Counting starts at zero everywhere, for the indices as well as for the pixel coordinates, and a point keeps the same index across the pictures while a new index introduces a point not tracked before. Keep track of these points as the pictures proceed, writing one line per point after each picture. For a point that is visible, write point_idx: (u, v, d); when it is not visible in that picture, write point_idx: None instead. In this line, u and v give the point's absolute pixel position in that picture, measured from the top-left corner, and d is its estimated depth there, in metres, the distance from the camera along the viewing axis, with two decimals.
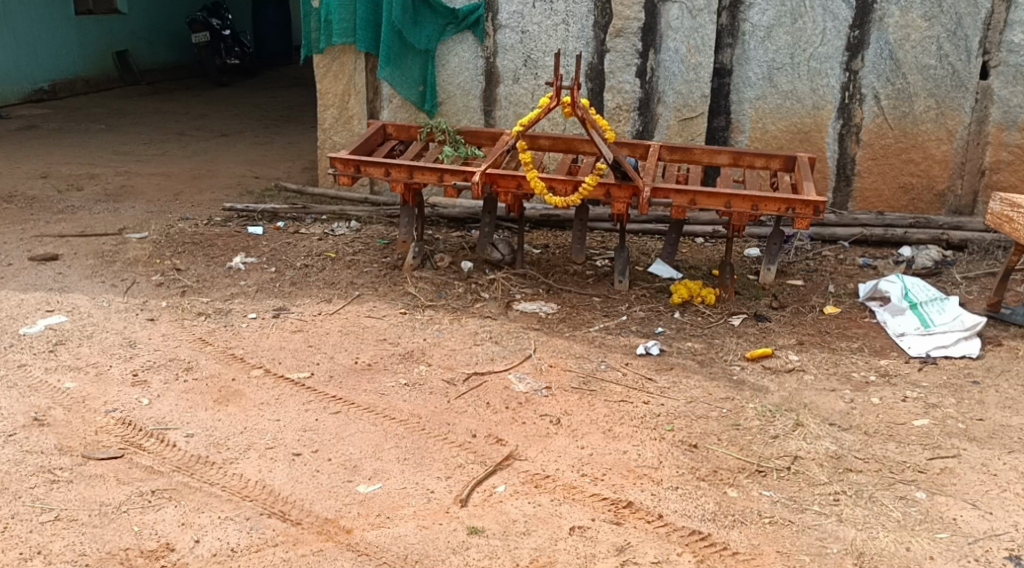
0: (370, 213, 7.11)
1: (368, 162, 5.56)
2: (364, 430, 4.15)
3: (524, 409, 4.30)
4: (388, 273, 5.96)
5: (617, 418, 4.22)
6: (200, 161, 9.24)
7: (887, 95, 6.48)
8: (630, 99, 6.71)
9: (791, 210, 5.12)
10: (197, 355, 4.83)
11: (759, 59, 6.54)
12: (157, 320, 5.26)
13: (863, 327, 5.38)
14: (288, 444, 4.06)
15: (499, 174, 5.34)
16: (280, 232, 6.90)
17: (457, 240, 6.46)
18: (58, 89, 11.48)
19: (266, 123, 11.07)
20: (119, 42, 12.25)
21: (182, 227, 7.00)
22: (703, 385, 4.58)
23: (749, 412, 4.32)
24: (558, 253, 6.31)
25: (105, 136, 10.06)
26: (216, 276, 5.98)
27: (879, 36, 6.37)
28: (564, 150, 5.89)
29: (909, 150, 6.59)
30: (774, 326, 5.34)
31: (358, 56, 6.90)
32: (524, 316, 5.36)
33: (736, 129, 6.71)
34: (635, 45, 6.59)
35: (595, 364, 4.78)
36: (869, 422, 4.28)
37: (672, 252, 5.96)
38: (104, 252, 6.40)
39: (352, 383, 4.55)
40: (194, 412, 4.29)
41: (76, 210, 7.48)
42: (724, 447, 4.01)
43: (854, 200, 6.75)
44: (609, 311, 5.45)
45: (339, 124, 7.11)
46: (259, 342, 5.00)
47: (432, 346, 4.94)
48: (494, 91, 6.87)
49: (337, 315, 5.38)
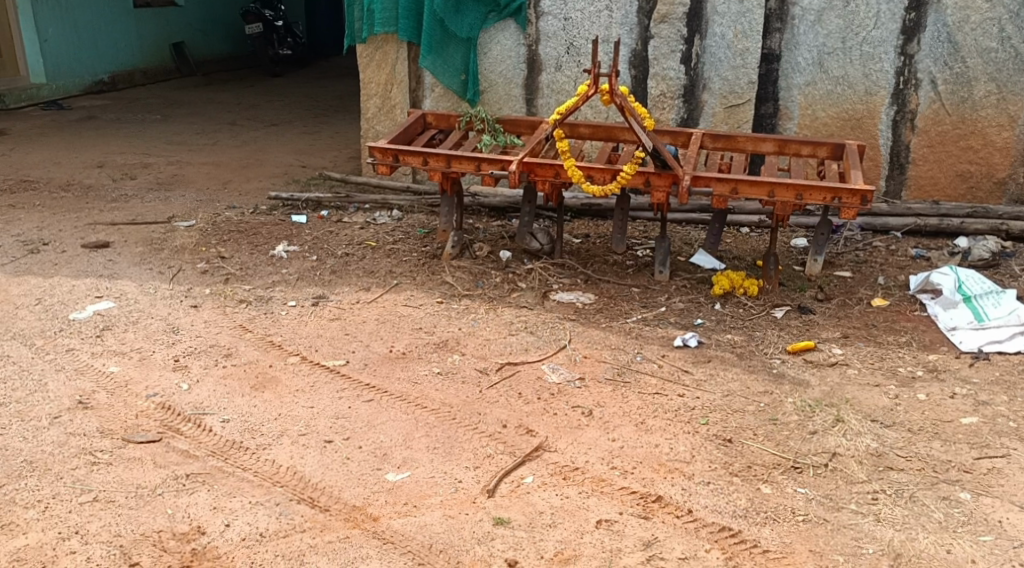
0: (412, 203, 7.09)
1: (407, 151, 5.54)
2: (395, 418, 4.08)
3: (557, 400, 4.24)
4: (427, 262, 5.94)
5: (651, 411, 4.15)
6: (250, 150, 9.31)
7: (944, 79, 6.27)
8: (675, 86, 6.60)
9: (838, 200, 4.97)
10: (237, 341, 4.81)
11: (810, 43, 6.36)
12: (200, 307, 5.29)
13: (912, 320, 5.22)
14: (321, 430, 3.98)
15: (537, 163, 5.28)
16: (323, 220, 6.92)
17: (497, 230, 6.42)
18: (118, 80, 11.65)
19: (316, 112, 11.13)
20: (175, 34, 12.40)
21: (229, 215, 7.04)
22: (741, 378, 4.49)
23: (788, 406, 4.21)
24: (598, 243, 6.24)
25: (160, 126, 10.18)
26: (259, 264, 6.01)
27: (936, 18, 6.16)
28: (605, 138, 5.80)
29: (967, 136, 6.38)
30: (818, 318, 5.21)
31: (400, 45, 6.90)
32: (561, 306, 5.30)
33: (785, 116, 6.55)
34: (680, 31, 6.47)
35: (631, 356, 4.70)
36: (914, 419, 4.14)
37: (716, 241, 5.89)
38: (153, 240, 6.46)
39: (386, 371, 4.51)
40: (231, 398, 4.22)
41: (129, 199, 7.57)
42: (760, 442, 3.91)
43: (908, 189, 6.57)
44: (648, 302, 5.36)
45: (382, 113, 7.10)
46: (298, 329, 4.99)
47: (467, 336, 4.90)
48: (537, 78, 6.79)
49: (374, 304, 5.36)
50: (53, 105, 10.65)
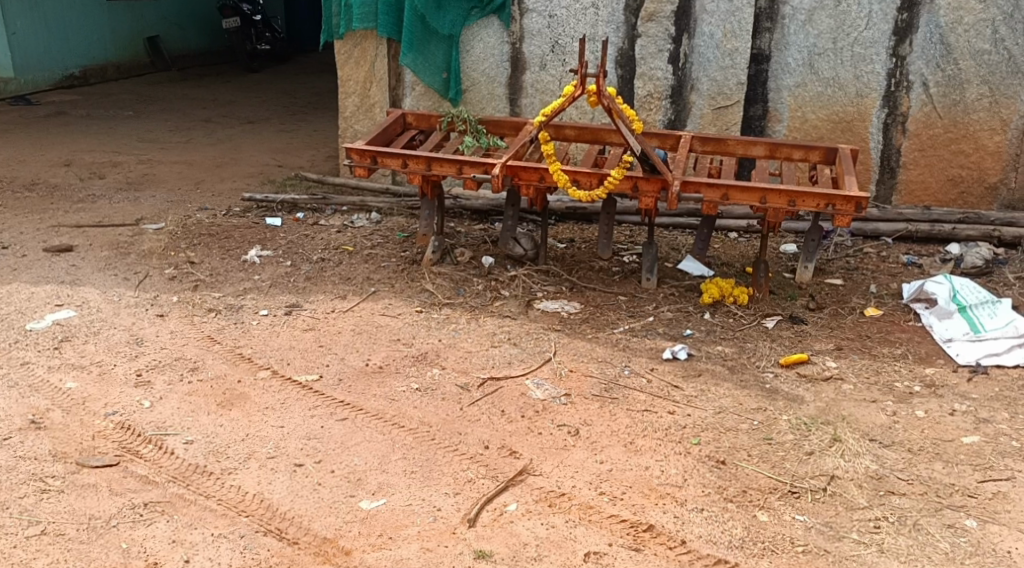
0: (392, 205, 6.87)
1: (385, 152, 5.32)
2: (370, 439, 3.86)
3: (542, 419, 4.04)
4: (406, 268, 5.73)
5: (640, 430, 3.95)
6: (225, 149, 9.05)
7: (936, 81, 6.10)
8: (662, 86, 6.41)
9: (831, 207, 4.80)
10: (204, 355, 4.57)
11: (800, 44, 6.18)
12: (166, 316, 5.05)
13: (907, 331, 5.05)
14: (291, 453, 3.76)
15: (521, 167, 5.08)
16: (298, 223, 6.69)
17: (479, 234, 6.22)
18: (89, 75, 11.35)
19: (293, 110, 10.88)
20: (149, 27, 12.09)
21: (200, 217, 6.80)
22: (733, 394, 4.30)
23: (782, 425, 4.03)
24: (583, 248, 6.04)
25: (131, 123, 9.90)
26: (230, 270, 5.78)
27: (929, 19, 5.99)
28: (591, 140, 5.61)
29: (959, 140, 6.22)
30: (811, 329, 5.04)
31: (380, 42, 6.67)
32: (545, 316, 5.10)
33: (774, 118, 6.37)
34: (668, 29, 6.28)
35: (618, 370, 4.50)
36: (913, 438, 3.96)
37: (704, 247, 5.69)
38: (119, 244, 6.21)
39: (362, 387, 4.28)
40: (195, 417, 3.99)
41: (96, 199, 7.31)
42: (755, 464, 3.72)
43: (899, 194, 6.40)
44: (635, 311, 5.17)
45: (361, 112, 6.88)
46: (269, 341, 4.76)
47: (448, 348, 4.69)
48: (520, 77, 6.58)
49: (350, 313, 5.14)
50: (20, 101, 10.35)
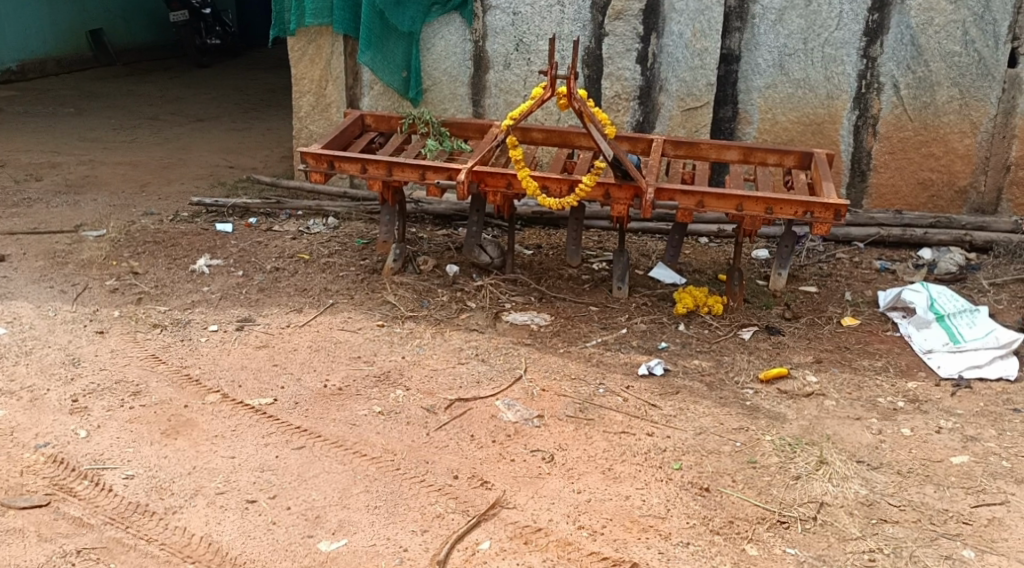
0: (350, 209, 6.60)
1: (343, 157, 5.04)
2: (329, 470, 3.60)
3: (514, 443, 3.81)
4: (366, 277, 5.47)
5: (618, 455, 3.74)
6: (174, 149, 8.70)
7: (907, 83, 5.93)
8: (630, 87, 6.18)
9: (810, 214, 4.61)
10: (148, 377, 4.31)
11: (770, 44, 5.98)
12: (107, 334, 4.77)
13: (886, 342, 4.85)
14: (243, 488, 3.48)
15: (488, 172, 4.84)
16: (251, 229, 6.39)
17: (442, 240, 5.98)
18: (29, 70, 10.90)
19: (245, 107, 10.53)
20: (93, 21, 11.64)
21: (144, 223, 6.47)
22: (713, 413, 4.10)
23: (766, 446, 3.83)
24: (551, 254, 5.82)
25: (72, 122, 9.50)
26: (177, 281, 5.48)
27: (900, 19, 5.81)
28: (559, 144, 5.38)
29: (929, 143, 6.05)
30: (788, 340, 4.84)
31: (336, 39, 6.39)
32: (514, 329, 4.86)
33: (744, 120, 6.17)
34: (636, 28, 6.05)
35: (593, 388, 4.28)
36: (902, 459, 3.78)
37: (675, 254, 5.49)
38: (56, 253, 5.88)
39: (320, 411, 4.02)
40: (137, 448, 3.72)
41: (33, 203, 6.95)
42: (740, 492, 3.53)
43: (870, 197, 6.23)
44: (608, 323, 4.95)
45: (316, 111, 6.59)
46: (219, 361, 4.49)
47: (411, 366, 4.44)
48: (483, 77, 6.34)
49: (307, 328, 4.86)
50: None
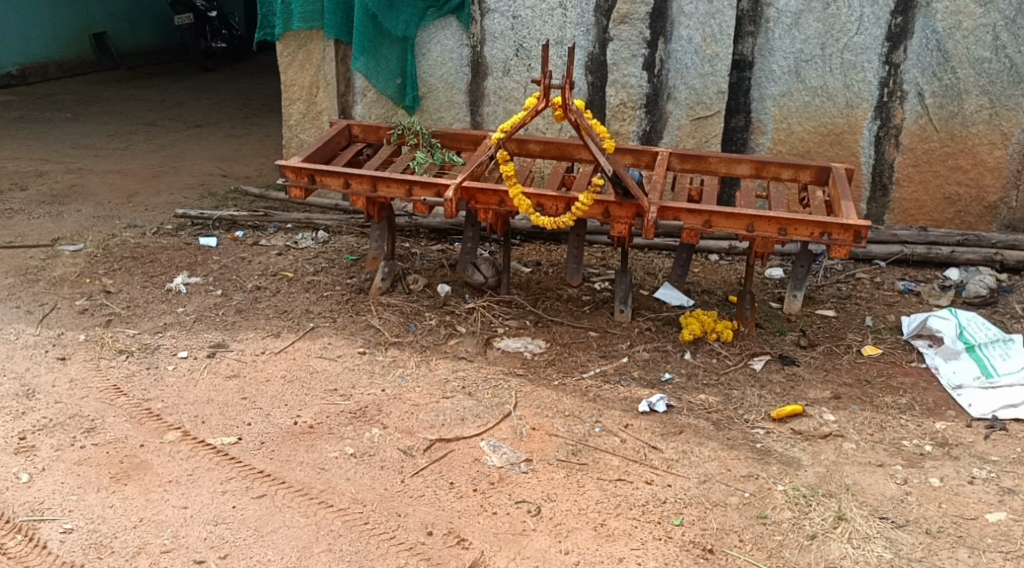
0: (340, 222, 6.23)
1: (324, 171, 4.68)
2: (290, 524, 3.36)
3: (497, 493, 3.51)
4: (351, 298, 5.11)
5: (612, 508, 3.43)
6: (168, 156, 8.37)
7: (932, 91, 5.52)
8: (636, 95, 5.80)
9: (827, 236, 4.22)
10: (105, 411, 3.98)
11: (785, 50, 5.58)
12: (69, 360, 4.44)
13: (910, 374, 4.44)
14: (191, 545, 3.27)
15: (478, 189, 4.48)
16: (236, 243, 6.05)
17: (437, 257, 5.62)
18: (28, 74, 10.63)
19: (246, 113, 10.21)
20: (96, 24, 11.35)
21: (124, 237, 6.14)
22: (719, 457, 3.72)
23: (777, 498, 3.47)
24: (550, 272, 5.46)
25: (65, 127, 9.21)
26: (151, 300, 5.15)
27: (925, 23, 5.41)
28: (558, 157, 5.02)
29: (956, 155, 5.63)
30: (803, 372, 4.43)
31: (327, 43, 6.03)
32: (505, 357, 4.50)
33: (757, 130, 5.77)
34: (642, 33, 5.67)
35: (587, 427, 3.91)
36: (930, 515, 3.42)
37: (682, 274, 5.10)
38: (28, 269, 5.56)
39: (286, 453, 3.72)
40: (81, 495, 3.48)
41: (14, 214, 6.64)
42: (748, 554, 3.23)
43: (891, 213, 5.82)
44: (607, 352, 4.57)
45: (306, 120, 6.25)
46: (184, 393, 4.15)
47: (391, 401, 4.08)
48: (481, 84, 5.98)
49: (283, 355, 4.51)
50: None
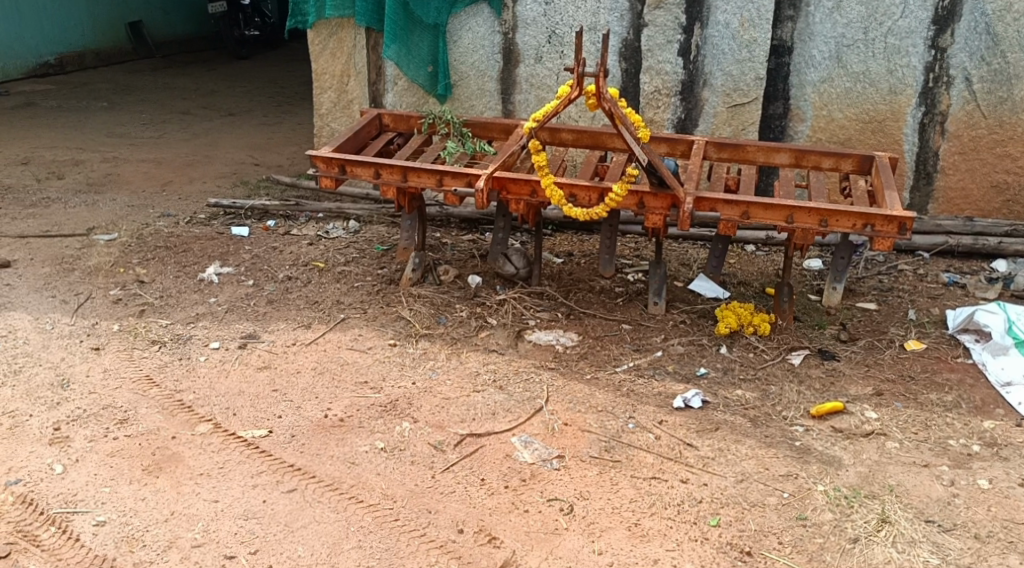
0: (371, 212, 6.18)
1: (355, 161, 4.62)
2: (321, 520, 3.31)
3: (530, 489, 3.44)
4: (381, 289, 5.06)
5: (648, 507, 3.35)
6: (202, 145, 8.36)
7: (980, 76, 5.35)
8: (671, 81, 5.67)
9: (870, 227, 4.09)
10: (137, 402, 3.96)
11: (826, 34, 5.42)
12: (103, 350, 4.42)
13: (956, 371, 4.30)
14: (222, 540, 3.23)
15: (510, 179, 4.40)
16: (268, 233, 6.01)
17: (468, 247, 5.55)
18: (66, 63, 10.67)
19: (279, 101, 10.19)
20: (132, 13, 11.38)
21: (158, 226, 6.12)
22: (758, 455, 3.62)
23: (818, 499, 3.38)
24: (582, 263, 5.37)
25: (102, 116, 9.23)
26: (184, 290, 5.13)
27: (973, 6, 5.24)
28: (591, 146, 4.93)
29: (1005, 142, 5.45)
30: (843, 367, 4.31)
31: (358, 31, 5.96)
32: (537, 350, 4.42)
33: (796, 117, 5.62)
34: (678, 18, 5.54)
35: (621, 422, 3.83)
36: (978, 519, 3.32)
37: (718, 265, 5.02)
38: (63, 258, 5.56)
39: (317, 447, 3.68)
40: (114, 487, 3.46)
41: (50, 203, 6.66)
42: (788, 557, 3.15)
43: (935, 202, 5.66)
44: (641, 345, 4.48)
45: (337, 109, 6.19)
46: (215, 384, 4.11)
47: (422, 394, 4.02)
48: (513, 72, 5.88)
49: (314, 347, 4.47)
50: None
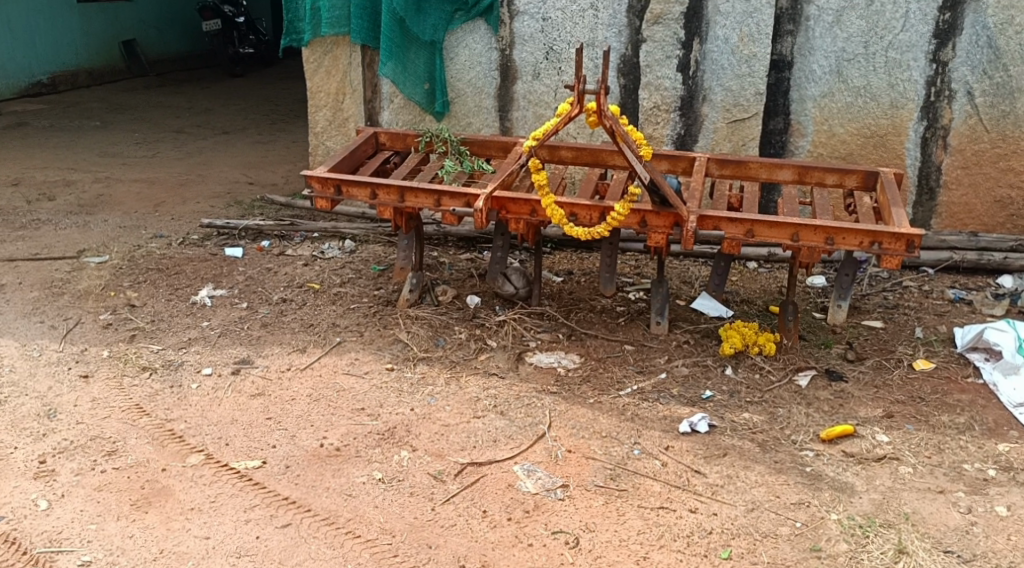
0: (367, 232, 6.07)
1: (351, 181, 4.52)
2: (317, 556, 3.20)
3: (533, 521, 3.33)
4: (378, 310, 4.95)
5: (657, 539, 3.24)
6: (195, 164, 8.26)
7: (983, 90, 5.27)
8: (670, 97, 5.58)
9: (877, 245, 3.99)
10: (127, 433, 3.84)
11: (827, 49, 5.34)
12: (92, 378, 4.31)
13: (967, 392, 4.19)
14: None
15: (509, 198, 4.30)
16: (262, 254, 5.91)
17: (466, 266, 5.45)
18: (59, 82, 10.57)
19: (272, 118, 10.10)
20: (125, 31, 11.29)
21: (150, 248, 6.01)
22: (767, 482, 3.51)
23: (831, 529, 3.28)
24: (582, 282, 5.27)
25: (94, 135, 9.13)
26: (176, 314, 5.02)
27: (975, 19, 5.16)
28: (591, 163, 4.84)
29: (1009, 156, 5.36)
30: (852, 389, 4.20)
31: (353, 49, 5.88)
32: (538, 373, 4.31)
33: (797, 132, 5.53)
34: (677, 33, 5.45)
35: (626, 449, 3.72)
36: (997, 549, 3.22)
37: (721, 283, 4.86)
38: (53, 282, 5.45)
39: (312, 478, 3.56)
40: (102, 523, 3.34)
41: (40, 224, 6.55)
42: None
43: (939, 217, 5.56)
44: (644, 367, 4.37)
45: (333, 127, 6.09)
46: (207, 412, 4.00)
47: (420, 420, 3.91)
48: (510, 88, 5.79)
49: (309, 372, 4.35)
50: None
